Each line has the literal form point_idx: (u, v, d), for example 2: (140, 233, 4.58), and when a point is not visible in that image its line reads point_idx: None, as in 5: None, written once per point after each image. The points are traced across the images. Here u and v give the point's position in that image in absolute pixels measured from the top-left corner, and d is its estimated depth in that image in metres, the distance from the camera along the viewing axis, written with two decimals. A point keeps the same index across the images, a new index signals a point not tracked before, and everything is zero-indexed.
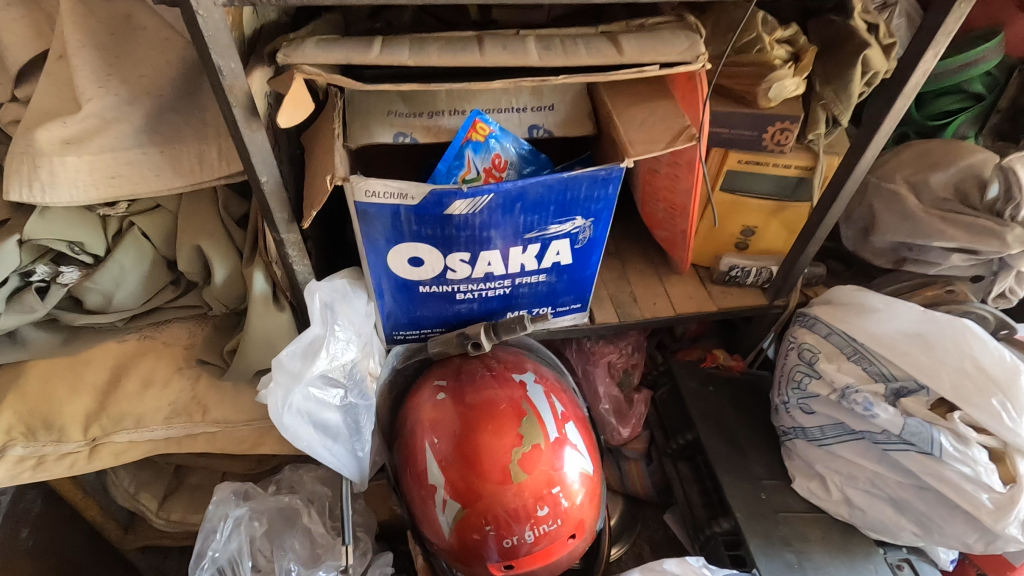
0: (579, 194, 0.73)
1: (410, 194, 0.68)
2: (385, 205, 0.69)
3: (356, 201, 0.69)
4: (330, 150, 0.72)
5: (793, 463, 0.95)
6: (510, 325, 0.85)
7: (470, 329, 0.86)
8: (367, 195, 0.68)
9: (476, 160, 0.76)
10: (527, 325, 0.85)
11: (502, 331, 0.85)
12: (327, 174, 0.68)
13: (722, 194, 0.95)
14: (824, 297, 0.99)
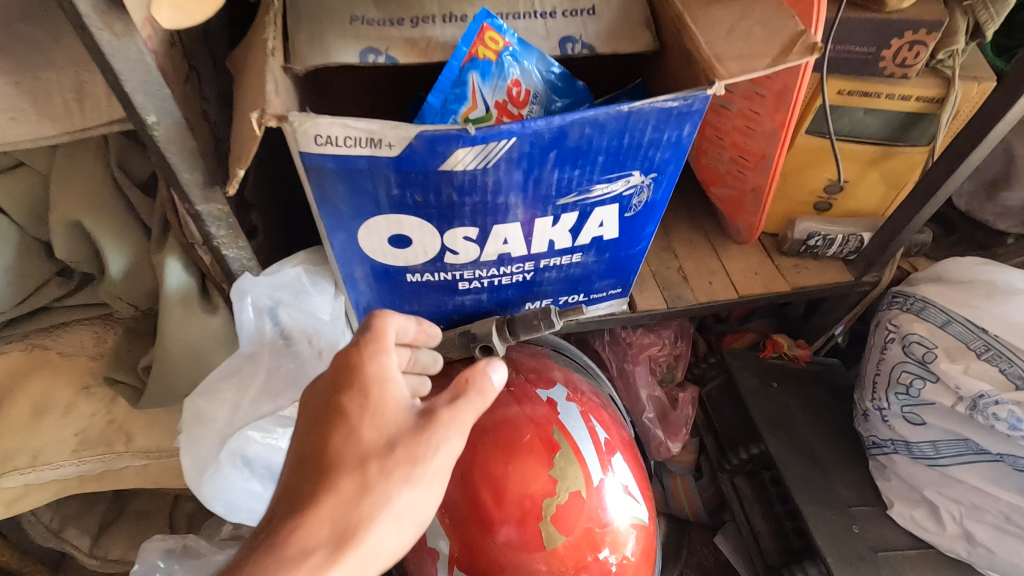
0: (642, 139, 0.49)
1: (384, 139, 0.43)
2: (348, 159, 0.45)
3: (302, 152, 0.44)
4: (259, 74, 0.46)
5: (889, 483, 0.75)
6: (530, 322, 0.62)
7: (477, 329, 0.63)
8: (319, 142, 0.43)
9: (484, 89, 0.52)
10: (553, 321, 0.61)
11: (519, 329, 0.62)
12: (253, 110, 0.43)
13: (810, 138, 0.71)
14: (933, 274, 0.78)
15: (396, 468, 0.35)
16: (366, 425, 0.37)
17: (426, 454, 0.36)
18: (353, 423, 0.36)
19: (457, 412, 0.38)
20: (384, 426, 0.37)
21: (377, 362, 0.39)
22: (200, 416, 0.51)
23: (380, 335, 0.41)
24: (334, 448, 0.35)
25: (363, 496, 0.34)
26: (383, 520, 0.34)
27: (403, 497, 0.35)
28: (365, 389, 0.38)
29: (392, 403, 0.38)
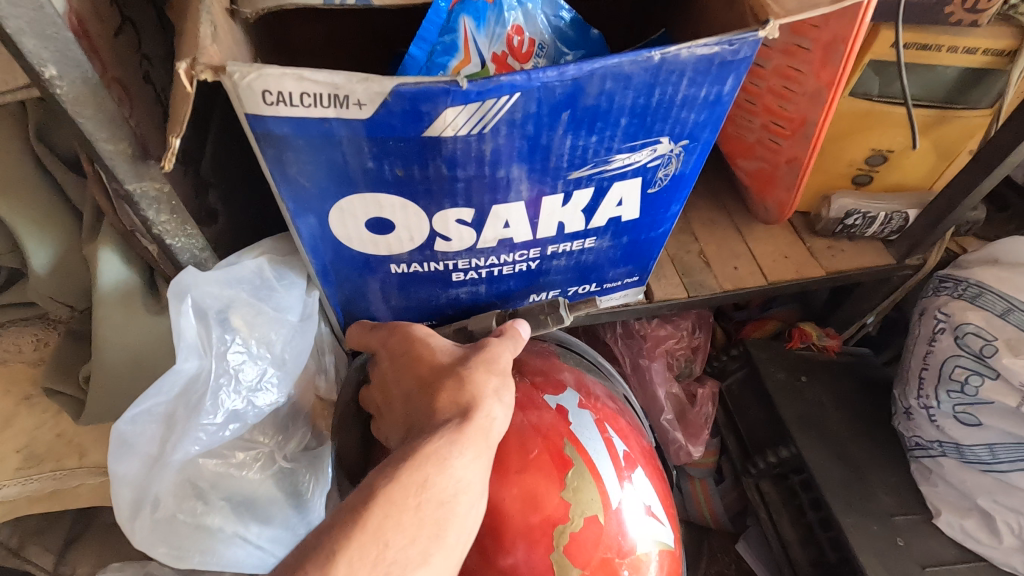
0: (674, 97, 0.40)
1: (351, 95, 0.34)
2: (308, 122, 0.35)
3: (248, 115, 0.35)
4: (193, 15, 0.36)
5: (934, 490, 0.68)
6: (536, 316, 0.54)
7: (473, 325, 0.55)
8: (269, 100, 0.34)
9: (479, 38, 0.42)
10: (564, 316, 0.53)
11: (523, 325, 0.54)
12: (182, 60, 0.33)
13: (854, 100, 0.62)
14: (987, 254, 0.69)
15: (480, 362, 0.42)
16: (441, 349, 0.44)
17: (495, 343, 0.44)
18: (433, 353, 0.44)
19: (504, 343, 0.44)
20: (453, 352, 0.44)
21: (416, 328, 0.47)
22: (125, 447, 0.41)
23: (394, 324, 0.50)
24: (426, 369, 0.43)
25: (463, 389, 0.40)
26: (488, 399, 0.40)
27: (492, 383, 0.41)
28: (426, 336, 0.46)
29: (443, 345, 0.44)
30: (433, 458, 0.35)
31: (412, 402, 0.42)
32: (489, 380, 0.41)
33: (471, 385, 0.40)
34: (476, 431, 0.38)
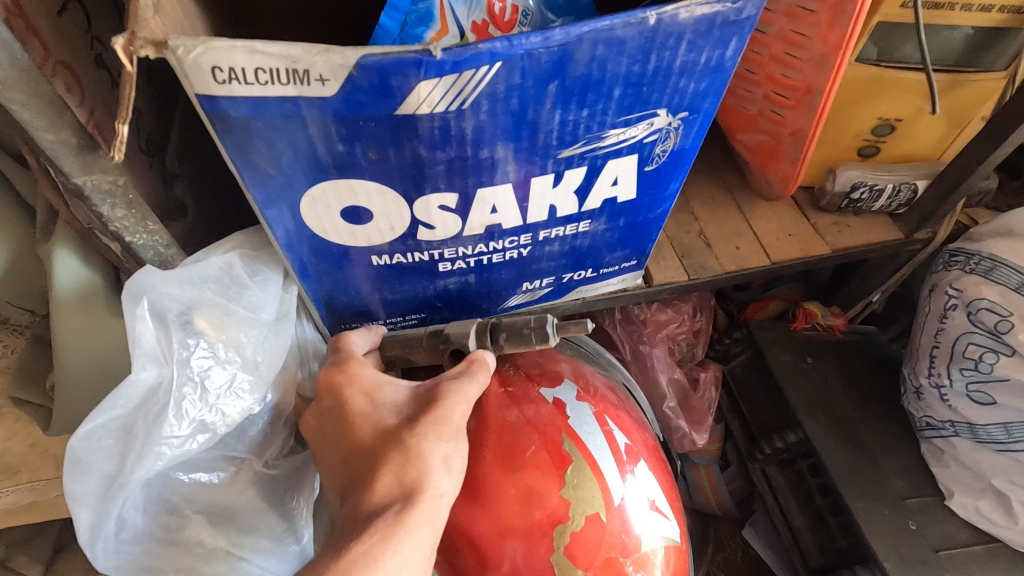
0: (671, 64, 0.36)
1: (311, 69, 0.30)
2: (268, 104, 0.32)
3: (200, 96, 0.31)
4: None
5: (947, 471, 0.65)
6: (519, 331, 0.47)
7: (452, 331, 0.48)
8: (220, 78, 0.30)
9: (456, 6, 0.38)
10: (549, 335, 0.46)
11: (504, 338, 0.47)
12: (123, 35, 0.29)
13: (861, 66, 0.59)
14: (1001, 226, 0.65)
15: (430, 429, 0.39)
16: (386, 407, 0.41)
17: (449, 397, 0.40)
18: (377, 414, 0.40)
19: (460, 390, 0.41)
20: (401, 410, 0.41)
21: (362, 374, 0.43)
22: (81, 467, 0.39)
23: (351, 354, 0.45)
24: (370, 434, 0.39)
25: (408, 464, 0.37)
26: (433, 473, 0.37)
27: (439, 453, 0.38)
28: (373, 391, 0.42)
29: (391, 400, 0.41)
30: (362, 562, 0.33)
31: (354, 465, 0.39)
32: (437, 449, 0.38)
33: (417, 462, 0.37)
34: (422, 516, 0.36)
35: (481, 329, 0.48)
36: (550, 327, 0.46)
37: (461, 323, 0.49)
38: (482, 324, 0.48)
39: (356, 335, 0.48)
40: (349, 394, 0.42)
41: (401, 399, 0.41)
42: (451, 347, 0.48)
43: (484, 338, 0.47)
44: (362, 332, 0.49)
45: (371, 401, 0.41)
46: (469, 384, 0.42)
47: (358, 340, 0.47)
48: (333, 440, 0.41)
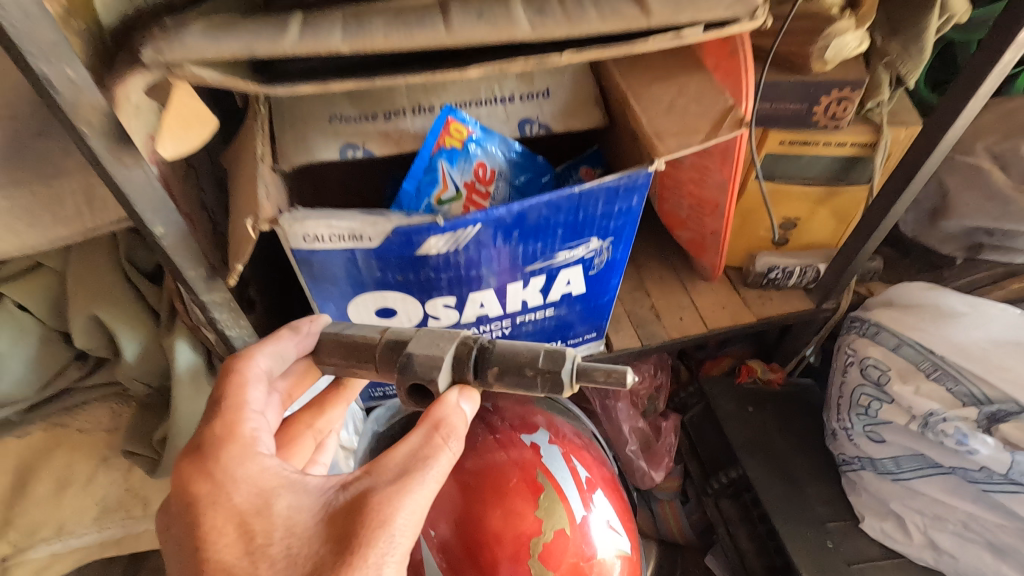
0: (595, 212, 0.55)
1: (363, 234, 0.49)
2: (334, 252, 0.51)
3: (292, 249, 0.50)
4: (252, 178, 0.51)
5: (859, 498, 0.80)
6: (518, 370, 0.39)
7: (416, 353, 0.40)
8: (305, 241, 0.49)
9: (453, 173, 0.58)
10: (563, 384, 0.38)
11: (495, 372, 0.40)
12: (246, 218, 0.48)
13: (760, 183, 0.78)
14: (884, 299, 0.83)
15: (363, 572, 0.35)
16: (295, 531, 0.37)
17: (388, 519, 0.37)
18: (277, 542, 0.37)
19: (391, 505, 0.37)
20: (306, 535, 0.37)
21: (251, 488, 0.39)
22: None
23: (241, 444, 0.41)
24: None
25: None
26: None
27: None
28: (268, 503, 0.38)
29: (291, 523, 0.37)
30: None
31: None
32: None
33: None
34: None
35: (460, 357, 0.40)
36: (568, 365, 0.38)
37: (425, 343, 0.40)
38: (464, 353, 0.40)
39: (260, 357, 0.46)
40: (229, 513, 0.38)
41: (312, 511, 0.38)
42: (407, 382, 0.40)
43: (463, 375, 0.40)
44: (285, 336, 0.46)
45: (264, 530, 0.37)
46: (413, 498, 0.38)
47: (251, 377, 0.45)
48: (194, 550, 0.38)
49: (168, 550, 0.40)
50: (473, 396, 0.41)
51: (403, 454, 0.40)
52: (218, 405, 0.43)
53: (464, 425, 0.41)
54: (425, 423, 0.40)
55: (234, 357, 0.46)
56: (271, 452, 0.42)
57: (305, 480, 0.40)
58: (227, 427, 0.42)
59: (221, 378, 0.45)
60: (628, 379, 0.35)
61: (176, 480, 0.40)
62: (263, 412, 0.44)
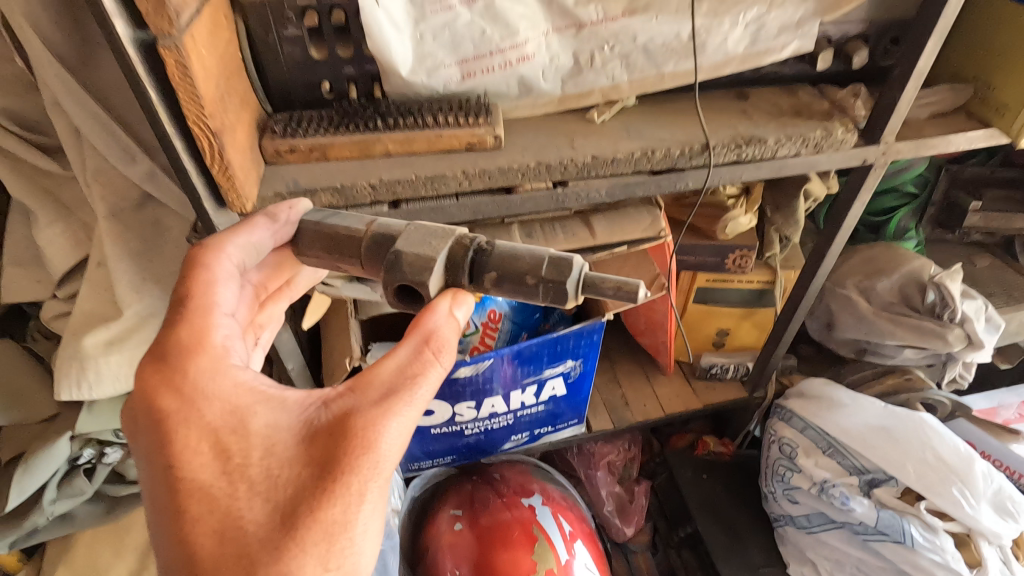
0: (568, 346, 0.85)
1: None
2: None
3: None
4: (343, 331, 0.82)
5: (786, 549, 1.02)
6: (520, 278, 0.46)
7: (406, 251, 0.46)
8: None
9: (474, 317, 0.86)
10: (568, 295, 0.45)
11: (492, 277, 0.47)
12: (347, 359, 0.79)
13: (695, 306, 1.06)
14: (797, 389, 1.09)
15: (348, 497, 0.42)
16: (274, 450, 0.44)
17: (374, 442, 0.44)
18: (256, 462, 0.43)
19: (370, 420, 0.44)
20: (284, 439, 0.44)
21: (228, 395, 0.46)
22: None
23: (209, 352, 0.48)
24: (263, 507, 0.42)
25: (316, 532, 0.41)
26: (356, 537, 0.42)
27: (362, 513, 0.43)
28: (244, 421, 0.45)
29: (268, 429, 0.45)
30: None
31: (234, 539, 0.41)
32: (361, 514, 0.43)
33: (341, 538, 0.42)
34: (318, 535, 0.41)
35: (457, 259, 0.47)
36: (575, 275, 0.45)
37: (415, 242, 0.47)
38: (460, 253, 0.47)
39: (233, 248, 0.53)
40: (205, 430, 0.44)
41: (290, 428, 0.45)
42: (397, 281, 0.46)
43: (459, 279, 0.47)
44: (262, 224, 0.53)
45: (243, 451, 0.43)
46: (399, 420, 0.45)
47: (220, 277, 0.52)
48: (166, 468, 0.44)
49: (135, 450, 0.46)
50: (468, 301, 0.48)
51: (390, 372, 0.47)
52: (191, 309, 0.49)
53: (454, 335, 0.48)
54: (418, 336, 0.47)
55: (206, 251, 0.53)
56: (242, 363, 0.49)
57: (282, 397, 0.47)
58: (198, 336, 0.48)
59: (195, 272, 0.52)
60: (634, 294, 0.43)
61: (146, 391, 0.46)
62: (231, 315, 0.52)
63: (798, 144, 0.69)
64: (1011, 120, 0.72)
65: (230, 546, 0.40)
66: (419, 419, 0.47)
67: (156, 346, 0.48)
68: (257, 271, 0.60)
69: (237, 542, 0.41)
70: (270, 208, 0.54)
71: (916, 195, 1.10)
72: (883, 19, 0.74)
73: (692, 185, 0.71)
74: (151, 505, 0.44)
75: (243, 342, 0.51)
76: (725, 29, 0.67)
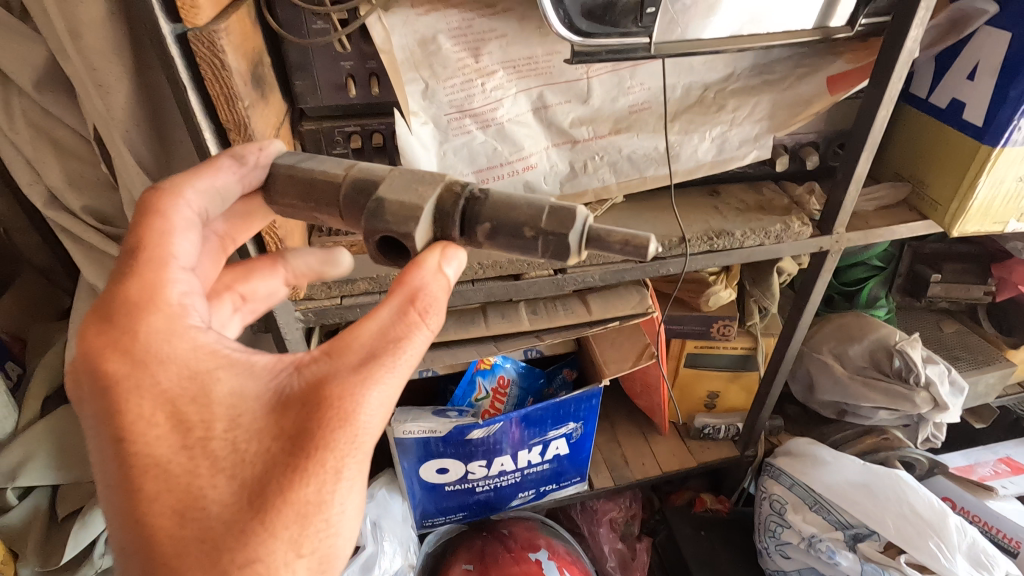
0: (570, 408, 0.95)
1: (438, 429, 0.90)
2: (419, 437, 0.91)
3: (395, 436, 0.90)
4: None
5: None
6: (516, 231, 0.41)
7: (389, 199, 0.41)
8: (405, 432, 0.90)
9: (485, 383, 0.97)
10: (571, 248, 0.40)
11: (486, 230, 0.41)
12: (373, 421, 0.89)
13: (686, 370, 1.16)
14: (785, 448, 1.17)
15: (323, 475, 0.39)
16: (239, 423, 0.41)
17: (351, 414, 0.40)
18: (219, 435, 0.40)
19: (347, 391, 0.40)
20: (250, 410, 0.41)
21: (185, 354, 0.42)
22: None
23: (164, 306, 0.44)
24: (229, 486, 0.39)
25: (284, 510, 0.38)
26: (333, 518, 0.40)
27: (338, 492, 0.40)
28: (205, 386, 0.41)
29: (228, 395, 0.41)
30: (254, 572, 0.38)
31: (196, 519, 0.38)
32: (338, 493, 0.40)
33: (317, 519, 0.39)
34: (292, 516, 0.39)
35: (445, 208, 0.42)
36: (580, 225, 0.40)
37: (398, 187, 0.42)
38: (450, 201, 0.42)
39: (193, 194, 0.49)
40: (160, 398, 0.41)
41: (258, 397, 0.41)
42: (378, 231, 0.42)
43: (448, 231, 0.43)
44: (227, 167, 0.49)
45: (205, 421, 0.40)
46: (379, 390, 0.41)
47: (177, 227, 0.47)
48: (117, 439, 0.40)
49: (82, 417, 0.43)
50: (458, 257, 0.44)
51: (370, 334, 0.42)
52: (142, 262, 0.45)
53: (443, 295, 0.44)
54: (403, 294, 0.43)
55: (162, 199, 0.48)
56: (202, 323, 0.45)
57: (248, 361, 0.43)
58: (151, 292, 0.44)
59: (148, 220, 0.47)
60: (645, 249, 0.38)
61: (92, 353, 0.42)
62: (189, 268, 0.47)
63: (761, 236, 0.82)
64: (944, 212, 0.83)
65: (192, 528, 0.38)
66: (403, 387, 0.43)
67: (102, 300, 0.44)
68: (221, 220, 0.56)
69: (200, 523, 0.38)
70: (236, 150, 0.50)
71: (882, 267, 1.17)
72: (829, 130, 0.88)
73: (672, 271, 0.83)
74: (103, 473, 0.41)
75: (203, 296, 0.47)
76: (695, 143, 0.81)
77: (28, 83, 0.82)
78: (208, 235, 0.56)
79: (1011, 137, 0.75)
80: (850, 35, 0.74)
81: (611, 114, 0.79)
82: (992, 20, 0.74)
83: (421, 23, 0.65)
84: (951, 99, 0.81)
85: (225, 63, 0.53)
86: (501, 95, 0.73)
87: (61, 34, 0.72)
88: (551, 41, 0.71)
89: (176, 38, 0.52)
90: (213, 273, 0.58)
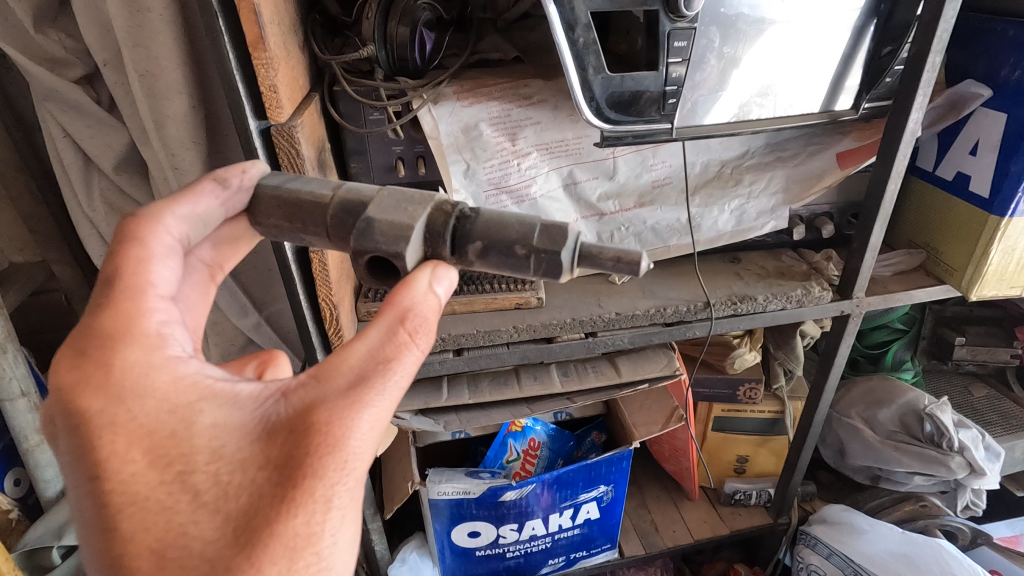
0: (600, 470, 0.96)
1: (469, 490, 0.91)
2: (451, 499, 0.92)
3: (429, 497, 0.92)
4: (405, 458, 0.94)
5: None
6: (509, 249, 0.43)
7: (379, 218, 0.43)
8: (439, 493, 0.91)
9: (516, 445, 0.99)
10: (562, 266, 0.42)
11: (478, 248, 0.43)
12: (408, 482, 0.90)
13: (713, 433, 1.16)
14: (820, 516, 1.14)
15: (312, 505, 0.38)
16: (222, 454, 0.39)
17: (342, 440, 0.39)
18: (201, 467, 0.38)
19: (338, 413, 0.39)
20: (236, 442, 0.39)
21: (162, 386, 0.40)
22: None
23: (137, 336, 0.42)
24: (213, 522, 0.37)
25: (269, 545, 0.37)
26: (325, 551, 0.38)
27: (329, 523, 0.39)
28: (187, 421, 0.40)
29: (212, 426, 0.40)
30: None
31: (176, 558, 0.36)
32: (328, 523, 0.39)
33: (306, 554, 0.38)
34: (281, 550, 0.37)
35: (436, 227, 0.44)
36: (571, 243, 0.42)
37: (387, 208, 0.44)
38: (441, 220, 0.44)
39: (173, 219, 0.48)
40: (137, 434, 0.39)
41: (243, 428, 0.40)
42: (367, 251, 0.43)
43: (439, 250, 0.44)
44: (210, 191, 0.48)
45: (186, 455, 0.39)
46: (370, 412, 0.40)
47: (155, 254, 0.46)
48: (92, 479, 0.38)
49: (59, 456, 0.40)
50: (449, 276, 0.44)
51: (359, 357, 0.42)
52: (118, 291, 0.43)
53: (435, 313, 0.44)
54: (393, 315, 0.43)
55: (138, 223, 0.47)
56: (182, 352, 0.43)
57: (232, 393, 0.42)
58: (126, 323, 0.42)
59: (126, 247, 0.45)
60: (635, 264, 0.41)
61: (61, 390, 0.40)
62: (169, 296, 0.45)
63: (783, 300, 0.85)
64: (960, 277, 0.86)
65: (174, 568, 0.36)
66: (395, 409, 0.42)
67: (75, 333, 0.42)
68: (209, 248, 0.55)
69: (179, 563, 0.36)
70: (219, 172, 0.49)
71: (906, 330, 1.19)
72: (841, 201, 0.93)
73: (699, 333, 0.87)
74: (79, 517, 0.39)
75: (184, 324, 0.45)
76: (715, 215, 0.87)
77: (108, 166, 0.91)
78: (195, 264, 0.55)
79: (1018, 207, 0.79)
80: (855, 117, 0.81)
81: (635, 190, 0.85)
82: (987, 102, 0.80)
83: (464, 113, 0.73)
84: (956, 172, 0.86)
85: (300, 151, 0.61)
86: (534, 173, 0.80)
87: (145, 125, 0.81)
88: (580, 126, 0.78)
89: (261, 133, 0.60)
90: (202, 305, 0.56)
